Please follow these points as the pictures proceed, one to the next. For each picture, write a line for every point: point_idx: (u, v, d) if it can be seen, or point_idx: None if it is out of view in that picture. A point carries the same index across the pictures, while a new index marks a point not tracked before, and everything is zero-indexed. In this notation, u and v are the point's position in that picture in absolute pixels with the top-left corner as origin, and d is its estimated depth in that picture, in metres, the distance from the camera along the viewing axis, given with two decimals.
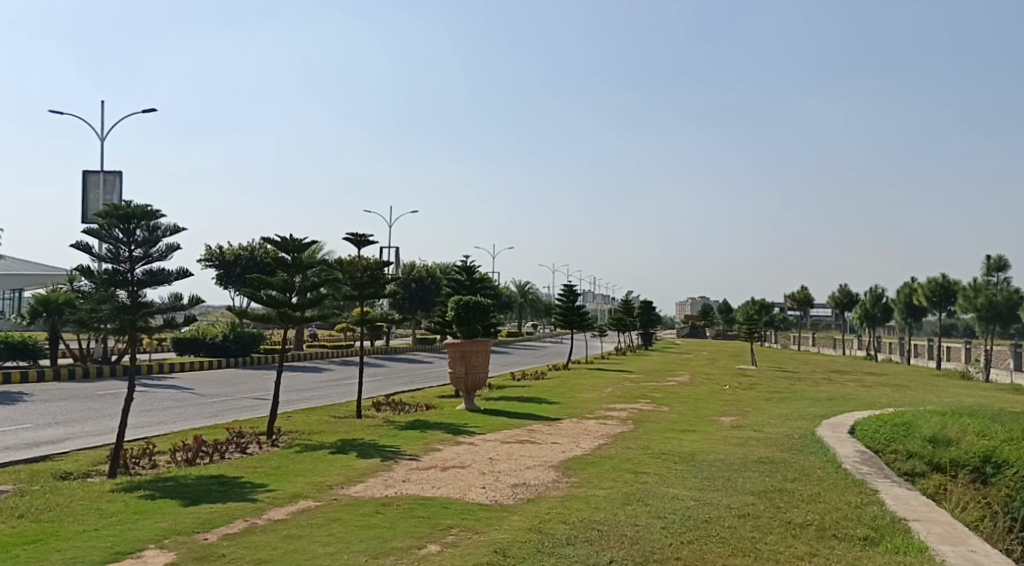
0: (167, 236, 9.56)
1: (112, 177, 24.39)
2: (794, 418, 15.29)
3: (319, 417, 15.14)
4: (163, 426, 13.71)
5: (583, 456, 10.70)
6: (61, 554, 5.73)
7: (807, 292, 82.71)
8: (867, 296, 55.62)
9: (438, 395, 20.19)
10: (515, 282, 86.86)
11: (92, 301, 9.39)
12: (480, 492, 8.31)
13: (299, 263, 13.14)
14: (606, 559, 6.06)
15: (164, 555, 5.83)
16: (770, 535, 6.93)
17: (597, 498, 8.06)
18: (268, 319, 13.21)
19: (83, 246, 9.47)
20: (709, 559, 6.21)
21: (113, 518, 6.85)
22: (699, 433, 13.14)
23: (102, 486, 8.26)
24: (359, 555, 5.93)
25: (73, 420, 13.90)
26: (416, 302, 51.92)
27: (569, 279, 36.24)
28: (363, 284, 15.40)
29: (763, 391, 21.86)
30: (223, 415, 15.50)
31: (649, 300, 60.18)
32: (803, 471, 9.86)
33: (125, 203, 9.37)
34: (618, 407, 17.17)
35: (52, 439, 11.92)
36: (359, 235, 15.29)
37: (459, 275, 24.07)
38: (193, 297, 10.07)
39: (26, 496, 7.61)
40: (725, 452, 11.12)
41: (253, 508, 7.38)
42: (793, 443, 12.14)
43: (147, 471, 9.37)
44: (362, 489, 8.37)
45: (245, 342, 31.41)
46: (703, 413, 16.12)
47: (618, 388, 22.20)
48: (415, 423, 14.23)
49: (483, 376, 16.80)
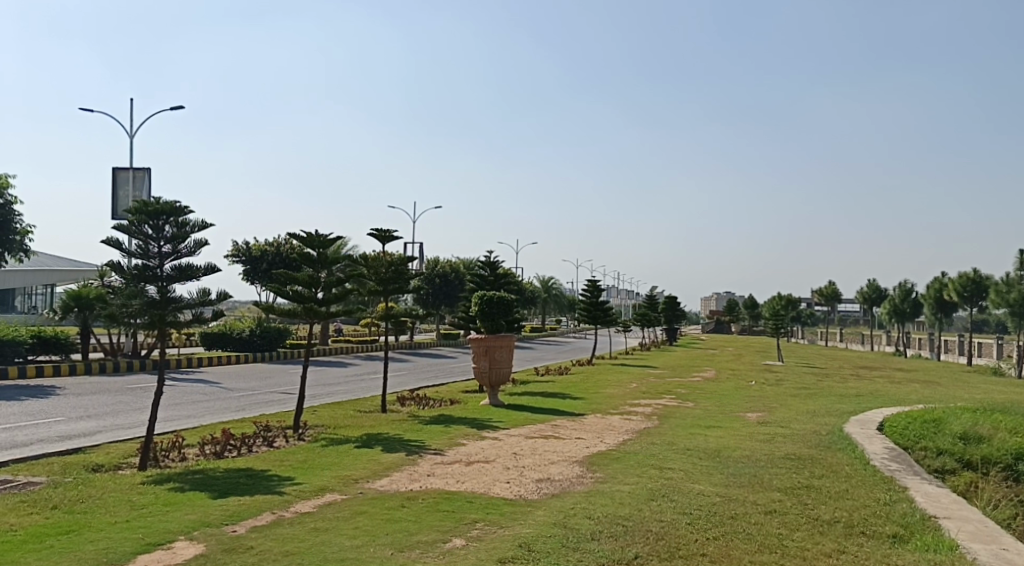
0: (195, 232, 9.66)
1: (139, 174, 24.71)
2: (822, 414, 15.15)
3: (344, 411, 15.28)
4: (191, 420, 13.87)
5: (608, 451, 10.69)
6: (94, 545, 5.83)
7: (835, 288, 81.88)
8: (896, 291, 54.98)
9: (462, 390, 20.26)
10: (539, 278, 86.89)
11: (122, 296, 9.52)
12: (504, 487, 8.33)
13: (324, 259, 13.22)
14: (631, 555, 6.05)
15: (193, 546, 5.91)
16: (797, 532, 6.89)
17: (622, 494, 8.04)
18: (294, 313, 13.27)
19: (113, 241, 9.59)
20: (736, 556, 6.18)
21: (143, 510, 6.95)
22: (725, 429, 13.06)
23: (132, 479, 8.37)
24: (384, 549, 5.97)
25: (104, 414, 14.11)
26: (440, 298, 52.09)
27: (593, 275, 36.14)
28: (388, 280, 15.44)
29: (790, 387, 21.68)
30: (250, 409, 15.64)
31: (675, 295, 59.77)
32: (830, 468, 9.77)
33: (153, 199, 9.42)
34: (643, 402, 17.12)
35: (85, 432, 12.12)
36: (383, 230, 15.36)
37: (483, 270, 24.11)
38: (221, 292, 10.16)
39: (59, 488, 7.74)
40: (751, 449, 11.05)
41: (280, 501, 7.45)
42: (821, 439, 12.02)
43: (177, 464, 9.50)
44: (387, 483, 8.41)
45: (271, 337, 31.72)
46: (729, 408, 16.03)
47: (643, 384, 22.15)
48: (440, 418, 14.30)
49: (507, 372, 16.86)
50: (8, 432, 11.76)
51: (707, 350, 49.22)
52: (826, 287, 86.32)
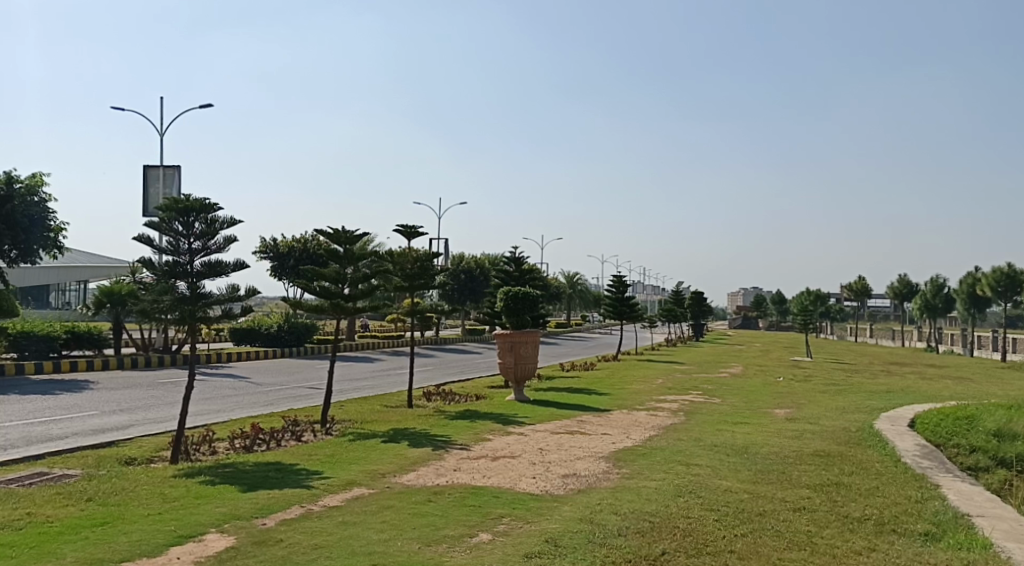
0: (224, 228, 9.75)
1: (170, 172, 25.02)
2: (851, 411, 14.99)
3: (371, 406, 15.38)
4: (221, 414, 14.04)
5: (634, 448, 10.66)
6: (127, 537, 5.93)
7: (865, 283, 80.92)
8: (928, 286, 54.24)
9: (487, 385, 20.29)
10: (564, 274, 86.79)
11: (154, 292, 9.66)
12: (530, 482, 8.36)
13: (350, 255, 13.31)
14: (658, 551, 6.04)
15: (223, 539, 5.98)
16: (827, 528, 6.84)
17: (648, 490, 8.01)
18: (322, 309, 13.39)
19: (145, 238, 9.71)
20: (765, 553, 6.14)
21: (175, 503, 7.05)
22: (752, 425, 12.96)
23: (165, 472, 8.48)
24: (412, 542, 6.01)
25: (136, 408, 14.33)
26: (465, 293, 52.27)
27: (619, 270, 36.01)
28: (413, 275, 15.52)
29: (819, 384, 21.46)
30: (278, 404, 15.81)
31: (702, 291, 59.35)
32: (860, 465, 9.66)
33: (184, 196, 9.53)
34: (669, 398, 17.05)
35: (118, 425, 12.30)
36: (409, 226, 15.42)
37: (508, 265, 24.14)
38: (250, 288, 10.26)
39: (93, 481, 7.88)
40: (779, 445, 10.97)
41: (309, 494, 7.53)
42: (851, 436, 11.91)
43: (207, 458, 9.62)
44: (414, 478, 8.45)
45: (299, 333, 32.01)
46: (757, 405, 15.91)
47: (669, 380, 22.05)
48: (466, 413, 14.36)
49: (532, 367, 16.87)
50: (43, 426, 11.97)
51: (736, 350, 42.88)
52: (856, 282, 85.40)
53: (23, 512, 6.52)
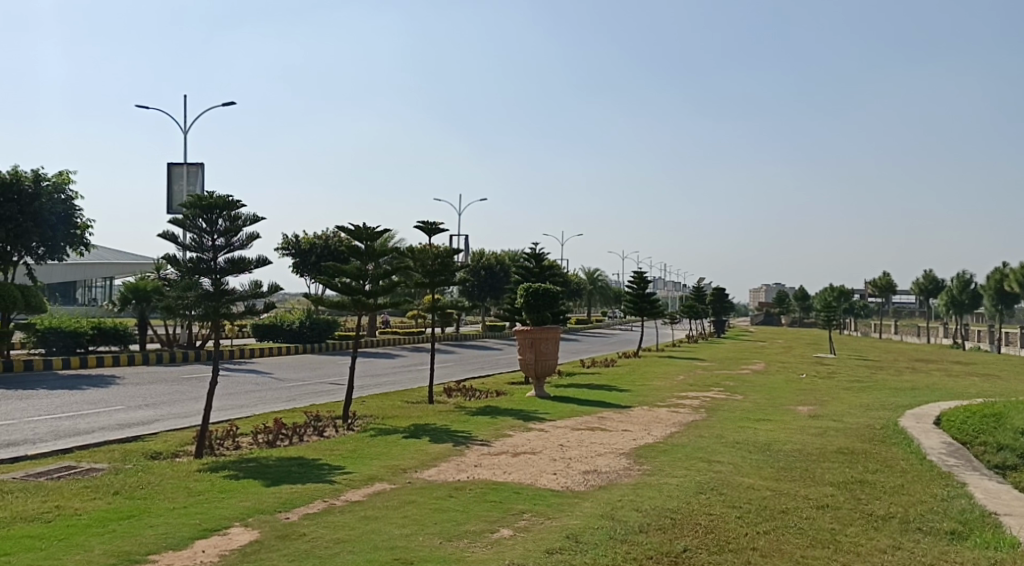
0: (247, 225, 9.82)
1: (193, 169, 25.23)
2: (875, 408, 14.85)
3: (392, 402, 15.46)
4: (245, 410, 14.18)
5: (655, 444, 10.63)
6: (153, 530, 5.99)
7: (889, 279, 80.12)
8: (954, 282, 53.60)
9: (508, 382, 20.30)
10: (585, 270, 86.73)
11: (178, 289, 9.76)
12: (551, 478, 8.37)
13: (372, 252, 13.35)
14: (680, 548, 6.02)
15: (247, 533, 6.03)
16: (851, 527, 6.78)
17: (670, 487, 7.99)
18: (343, 306, 13.45)
19: (169, 235, 9.80)
20: (787, 550, 6.10)
21: (199, 496, 7.13)
22: (774, 422, 12.88)
23: (189, 466, 8.57)
24: (433, 537, 6.03)
25: (162, 403, 14.50)
26: (485, 290, 52.38)
27: (640, 267, 35.87)
28: (434, 272, 15.55)
29: (843, 381, 21.30)
30: (301, 399, 15.92)
31: (723, 287, 59.04)
32: (885, 463, 9.58)
33: (207, 193, 9.61)
34: (690, 395, 16.98)
35: (144, 420, 12.46)
36: (430, 223, 15.46)
37: (528, 262, 24.14)
38: (273, 285, 10.32)
39: (119, 474, 7.99)
40: (802, 442, 10.89)
41: (331, 489, 7.58)
42: (875, 433, 11.80)
43: (231, 452, 9.72)
44: (435, 473, 8.48)
45: (320, 329, 32.21)
46: (779, 402, 15.80)
47: (690, 376, 21.99)
48: (487, 409, 14.40)
49: (553, 363, 16.86)
50: (70, 420, 12.14)
51: (759, 349, 38.62)
52: (881, 277, 84.55)
53: (51, 505, 6.61)
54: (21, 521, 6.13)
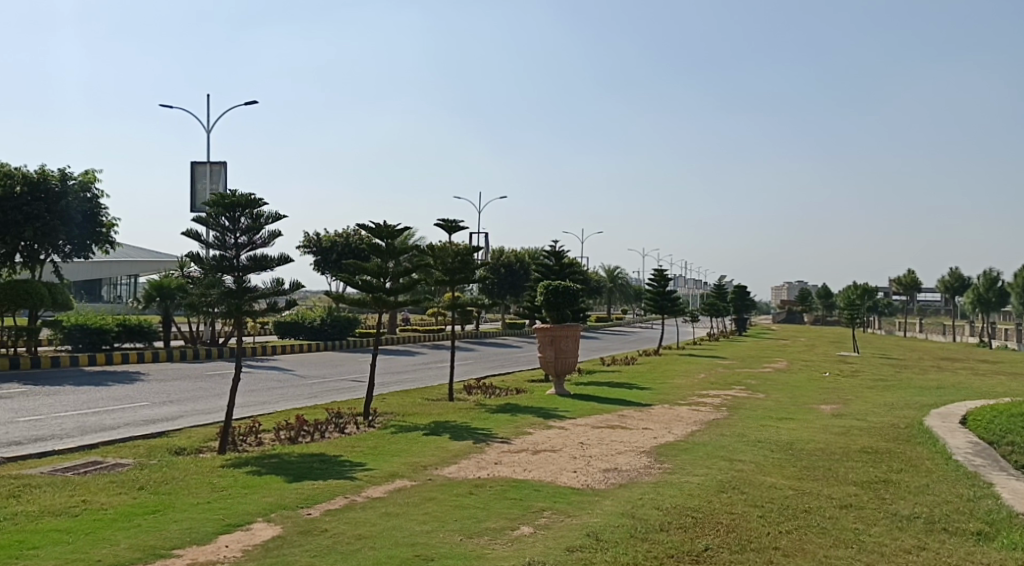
0: (269, 223, 9.88)
1: (216, 168, 25.42)
2: (900, 407, 14.71)
3: (413, 399, 15.53)
4: (267, 406, 14.28)
5: (675, 443, 10.59)
6: (178, 525, 6.05)
7: (914, 277, 79.29)
8: (981, 280, 52.92)
9: (528, 379, 20.26)
10: (605, 267, 86.62)
11: (202, 286, 9.85)
12: (572, 476, 8.36)
13: (392, 249, 13.38)
14: (701, 547, 6.00)
15: (271, 528, 6.08)
16: (875, 527, 6.73)
17: (691, 486, 7.95)
18: (364, 303, 13.50)
19: (193, 233, 9.88)
20: (810, 550, 6.06)
21: (223, 492, 7.19)
22: (797, 421, 12.79)
23: (213, 462, 8.67)
24: (454, 534, 6.05)
25: (186, 399, 14.65)
26: (505, 287, 52.52)
27: (661, 264, 35.71)
28: (454, 270, 15.58)
29: (867, 379, 21.08)
30: (322, 396, 16.00)
31: (745, 285, 58.65)
32: (909, 462, 9.48)
33: (230, 192, 9.67)
34: (711, 393, 16.88)
35: (168, 416, 12.59)
36: (450, 221, 15.49)
37: (548, 259, 24.15)
38: (295, 282, 10.38)
39: (145, 470, 8.07)
40: (826, 441, 10.80)
41: (353, 485, 7.62)
42: (899, 433, 11.67)
43: (254, 448, 9.81)
44: (455, 470, 8.50)
45: (341, 327, 32.52)
46: (802, 400, 15.69)
47: (712, 374, 21.89)
48: (507, 407, 14.40)
49: (573, 361, 16.84)
50: (97, 416, 12.28)
51: (781, 350, 36.38)
52: (906, 275, 83.71)
53: (78, 500, 6.70)
54: (49, 515, 6.21)
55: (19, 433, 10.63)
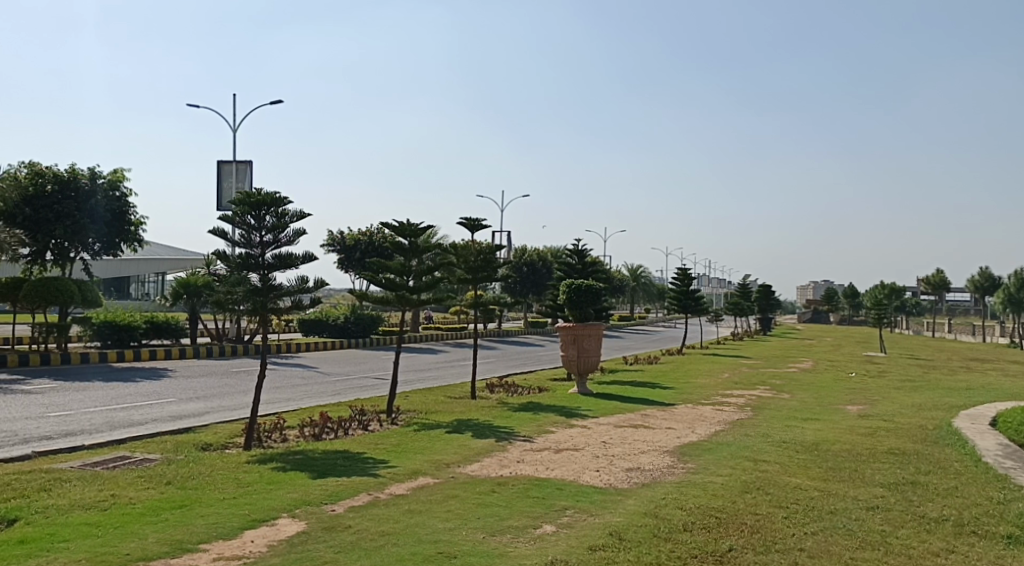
0: (294, 222, 9.94)
1: (243, 166, 25.65)
2: (928, 408, 14.52)
3: (436, 397, 15.58)
4: (291, 403, 14.38)
5: (699, 442, 10.55)
6: (204, 519, 6.12)
7: (944, 276, 78.32)
8: (1012, 280, 52.17)
9: (551, 378, 20.18)
10: (628, 266, 86.34)
11: (228, 284, 9.94)
12: (594, 475, 8.33)
13: (415, 247, 13.41)
14: (725, 547, 5.97)
15: (295, 524, 6.12)
16: (902, 529, 6.65)
17: (715, 485, 7.92)
18: (387, 302, 13.55)
19: (219, 231, 9.96)
20: (837, 551, 6.01)
21: (248, 488, 7.25)
22: (823, 422, 12.66)
23: (239, 457, 8.75)
24: (476, 532, 6.06)
25: (212, 395, 14.78)
26: (527, 285, 52.54)
27: (684, 262, 35.47)
28: (477, 268, 15.61)
29: (894, 380, 20.82)
30: (345, 393, 16.11)
31: (770, 284, 58.19)
32: (938, 464, 9.36)
33: (255, 191, 9.73)
34: (736, 393, 16.80)
35: (194, 412, 12.71)
36: (472, 219, 15.50)
37: (571, 258, 24.10)
38: (319, 280, 10.44)
39: (172, 465, 8.17)
40: (852, 442, 10.70)
41: (376, 482, 7.65)
42: (928, 434, 11.52)
43: (279, 445, 9.89)
44: (478, 469, 8.51)
45: (365, 324, 32.69)
46: (827, 401, 15.54)
47: (736, 374, 21.70)
48: (529, 405, 14.40)
49: (596, 360, 16.81)
50: (125, 412, 12.44)
51: (809, 350, 36.01)
52: (935, 274, 82.72)
53: (107, 494, 6.79)
54: (80, 509, 6.30)
55: (49, 428, 10.78)
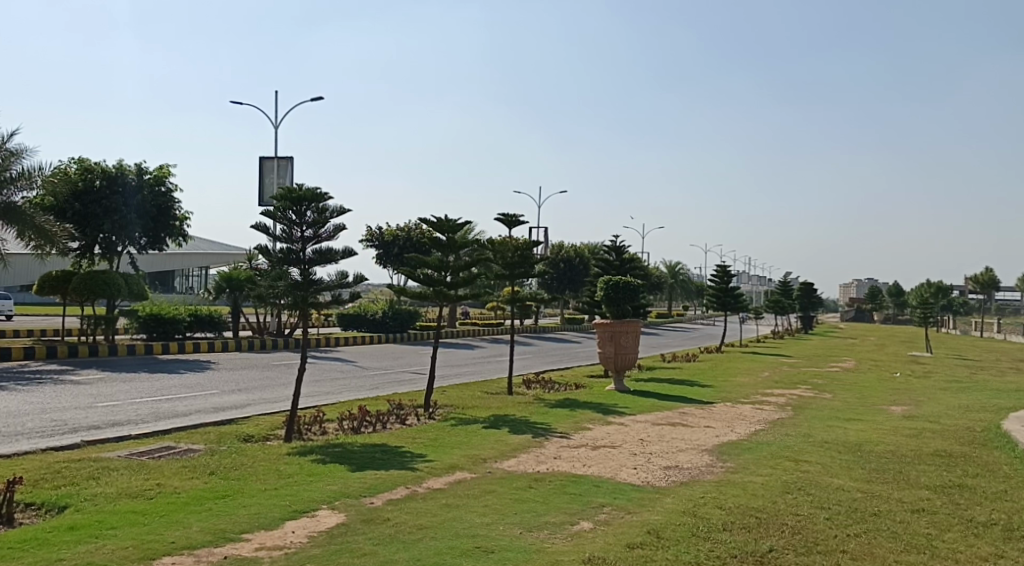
0: (334, 217, 10.03)
1: (283, 163, 25.95)
2: (975, 410, 14.24)
3: (473, 392, 15.65)
4: (330, 397, 14.52)
5: (738, 441, 10.45)
6: (247, 510, 6.21)
7: (992, 274, 76.63)
8: None
9: (588, 375, 20.19)
10: (667, 264, 85.79)
11: (269, 278, 10.04)
12: (632, 473, 8.29)
13: (453, 243, 13.43)
14: (765, 547, 5.90)
15: (335, 516, 6.18)
16: (948, 532, 6.52)
17: (755, 485, 7.84)
18: (426, 297, 13.59)
19: (261, 226, 10.07)
20: (879, 554, 5.91)
21: (289, 479, 7.35)
22: (866, 422, 12.47)
23: (280, 449, 8.86)
24: (514, 527, 6.06)
25: (253, 388, 14.98)
26: (564, 282, 52.52)
27: (724, 259, 35.12)
28: (514, 264, 15.60)
29: (940, 380, 20.45)
30: (383, 387, 16.24)
31: (812, 281, 57.26)
32: (986, 467, 9.17)
33: (296, 186, 9.83)
34: (776, 392, 16.58)
35: (237, 404, 12.89)
36: (510, 215, 15.50)
37: (609, 255, 24.00)
38: (359, 275, 10.52)
39: (215, 455, 8.31)
40: (896, 444, 10.51)
41: (414, 476, 7.70)
42: (975, 436, 11.29)
43: (318, 437, 10.00)
44: (515, 464, 8.53)
45: (402, 319, 32.92)
46: (871, 401, 15.30)
47: (776, 372, 21.51)
48: (566, 402, 14.41)
49: (633, 357, 16.72)
50: (170, 403, 12.67)
51: (852, 349, 34.87)
52: (983, 272, 80.77)
53: (153, 483, 6.92)
54: (126, 497, 6.43)
55: (97, 417, 11.03)
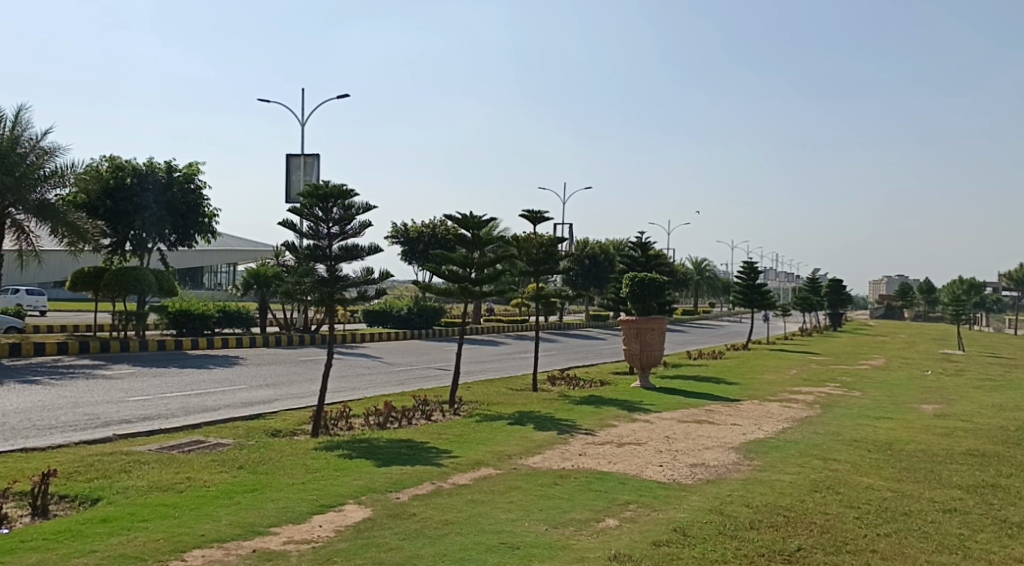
0: (360, 214, 10.07)
1: (309, 160, 25.90)
2: (1008, 409, 13.98)
3: (497, 388, 15.67)
4: (356, 392, 14.59)
5: (766, 439, 10.37)
6: (275, 504, 6.26)
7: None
8: None
9: (614, 372, 20.14)
10: (693, 260, 85.30)
11: (296, 275, 10.11)
12: (658, 470, 8.25)
13: (478, 240, 13.43)
14: (792, 546, 5.85)
15: (361, 510, 6.21)
16: (981, 533, 6.41)
17: (783, 483, 7.77)
18: (451, 293, 13.62)
19: (289, 223, 10.14)
20: (910, 554, 5.83)
21: (316, 474, 7.40)
22: (896, 421, 12.31)
23: (307, 444, 8.93)
24: (539, 524, 6.05)
25: (281, 383, 15.12)
26: (589, 278, 52.39)
27: (750, 256, 34.78)
28: (539, 261, 15.57)
29: (972, 379, 20.10)
30: (409, 383, 16.32)
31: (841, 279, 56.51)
32: (1020, 467, 9.00)
33: (323, 183, 9.89)
34: (804, 390, 16.39)
35: (264, 399, 13.00)
36: (534, 211, 15.48)
37: (634, 251, 23.89)
38: (384, 272, 10.55)
39: (243, 450, 8.39)
40: (927, 442, 10.37)
41: (439, 472, 7.71)
42: (1008, 435, 11.10)
43: (345, 433, 10.06)
44: (540, 461, 8.52)
45: (428, 316, 33.02)
46: (901, 399, 15.09)
47: (804, 370, 21.30)
48: (591, 398, 14.37)
49: (658, 354, 16.64)
50: (199, 398, 12.81)
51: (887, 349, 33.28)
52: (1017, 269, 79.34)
53: (183, 476, 7.01)
54: (157, 490, 6.51)
55: (128, 411, 11.18)
